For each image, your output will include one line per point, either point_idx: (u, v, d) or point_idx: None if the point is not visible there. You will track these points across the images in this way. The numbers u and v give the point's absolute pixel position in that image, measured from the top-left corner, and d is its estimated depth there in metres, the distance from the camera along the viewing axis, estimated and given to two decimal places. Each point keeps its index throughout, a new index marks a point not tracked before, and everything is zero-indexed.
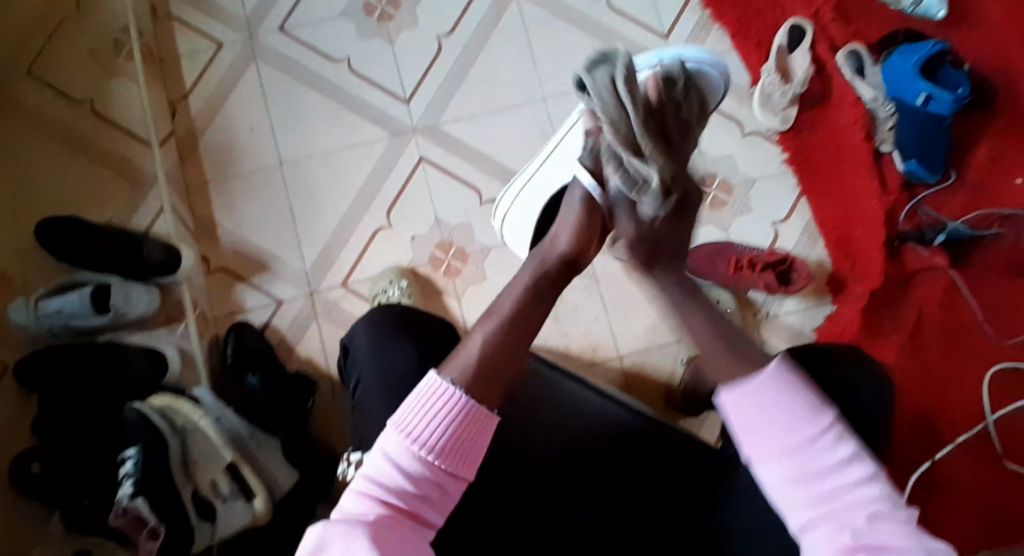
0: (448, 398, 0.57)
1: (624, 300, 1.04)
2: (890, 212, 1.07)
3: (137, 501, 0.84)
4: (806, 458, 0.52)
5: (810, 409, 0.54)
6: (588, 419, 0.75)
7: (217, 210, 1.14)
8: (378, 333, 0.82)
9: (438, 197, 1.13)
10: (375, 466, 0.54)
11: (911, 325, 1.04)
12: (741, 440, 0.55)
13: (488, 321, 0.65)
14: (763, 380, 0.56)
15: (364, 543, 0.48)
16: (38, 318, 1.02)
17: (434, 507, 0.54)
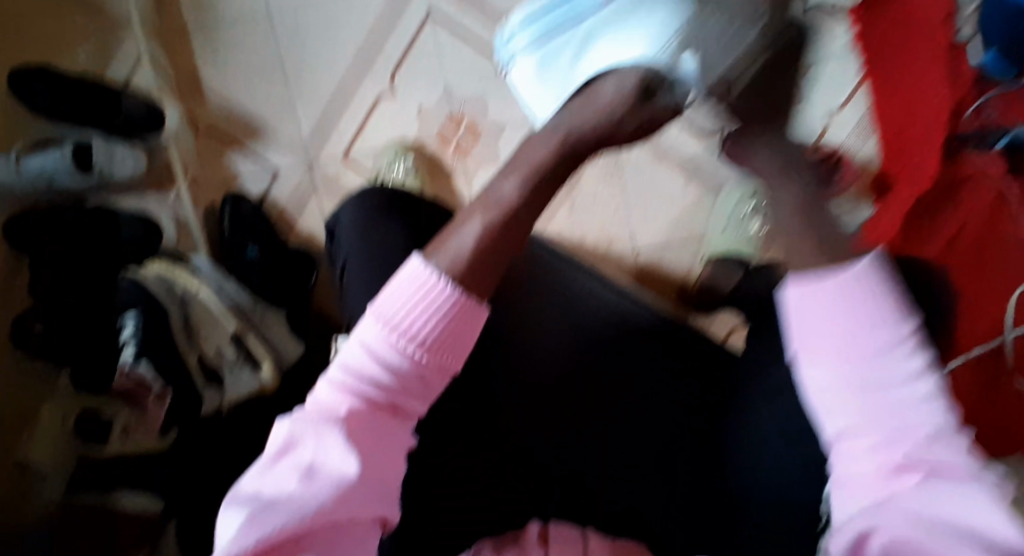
0: (435, 291, 0.44)
1: (646, 192, 0.98)
2: (956, 105, 0.92)
3: (138, 365, 0.87)
4: (873, 372, 0.40)
5: (887, 312, 0.40)
6: (603, 319, 0.69)
7: (200, 61, 1.02)
8: (363, 214, 0.72)
9: (447, 59, 0.98)
10: (352, 353, 0.45)
11: (950, 231, 0.93)
12: (800, 341, 0.42)
13: (499, 188, 0.47)
14: (835, 277, 0.41)
15: (338, 442, 0.42)
16: (20, 177, 0.95)
17: (416, 398, 0.46)
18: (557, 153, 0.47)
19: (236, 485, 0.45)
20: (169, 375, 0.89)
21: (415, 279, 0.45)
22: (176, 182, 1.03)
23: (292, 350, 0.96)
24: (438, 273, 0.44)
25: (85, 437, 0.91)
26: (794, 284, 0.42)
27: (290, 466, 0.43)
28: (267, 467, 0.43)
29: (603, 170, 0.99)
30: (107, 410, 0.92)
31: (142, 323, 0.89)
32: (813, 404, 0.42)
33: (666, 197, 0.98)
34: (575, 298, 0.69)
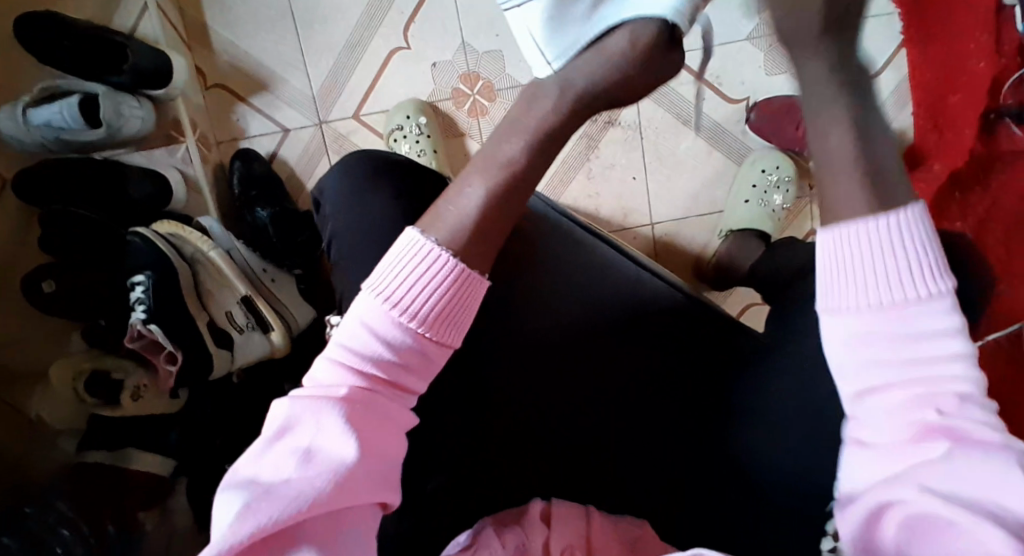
0: (437, 263, 0.49)
1: (666, 159, 0.95)
2: (995, 79, 0.89)
3: (152, 328, 0.81)
4: (906, 319, 0.44)
5: (924, 268, 0.44)
6: (613, 295, 0.67)
7: (209, 10, 0.99)
8: (350, 179, 0.71)
9: (464, 12, 0.96)
10: (353, 335, 0.48)
11: (980, 213, 0.92)
12: (831, 286, 0.46)
13: (486, 160, 0.53)
14: (877, 219, 0.45)
15: (338, 421, 0.45)
16: (28, 128, 0.91)
17: (416, 374, 0.50)
18: (537, 135, 0.52)
19: (231, 471, 0.46)
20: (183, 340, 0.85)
21: (417, 257, 0.49)
22: (185, 138, 0.98)
23: (302, 316, 0.99)
24: (435, 245, 0.49)
25: (95, 398, 0.89)
26: (829, 232, 0.47)
27: (287, 449, 0.45)
28: (264, 450, 0.46)
29: (624, 136, 0.94)
30: (115, 368, 0.91)
31: (152, 285, 0.86)
32: (832, 353, 0.46)
33: (687, 165, 0.95)
34: (588, 266, 0.68)
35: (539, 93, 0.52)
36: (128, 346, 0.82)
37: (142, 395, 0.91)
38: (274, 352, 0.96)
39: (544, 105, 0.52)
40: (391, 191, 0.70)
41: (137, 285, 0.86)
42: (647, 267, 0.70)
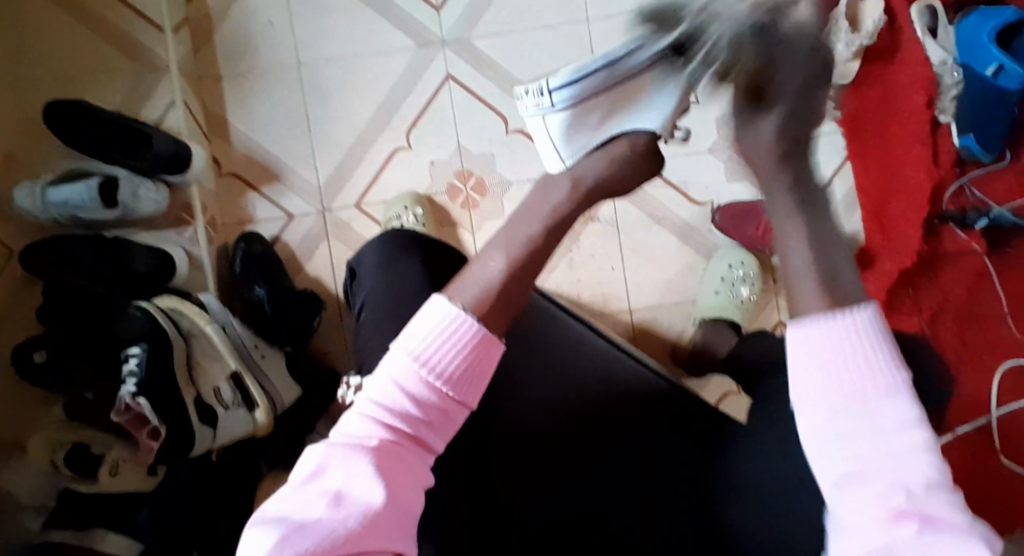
0: (460, 324, 0.53)
1: (642, 252, 1.03)
2: (935, 188, 1.02)
3: (141, 401, 0.81)
4: (868, 411, 0.44)
5: (885, 362, 0.45)
6: (597, 364, 0.74)
7: (229, 109, 1.09)
8: (388, 250, 0.82)
9: (461, 118, 1.07)
10: (382, 391, 0.52)
11: (932, 307, 1.01)
12: (797, 376, 0.46)
13: (504, 240, 0.61)
14: (841, 319, 0.46)
15: (368, 468, 0.49)
16: (45, 205, 0.97)
17: (435, 431, 0.53)
18: (546, 225, 0.62)
19: (262, 508, 0.51)
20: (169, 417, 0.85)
21: (444, 319, 0.53)
22: (194, 220, 1.05)
23: (288, 394, 1.02)
24: (461, 309, 0.53)
25: (72, 471, 0.87)
26: (795, 327, 0.48)
27: (319, 491, 0.49)
28: (298, 487, 0.50)
29: (602, 230, 1.03)
30: (96, 442, 0.88)
31: (147, 358, 0.86)
32: (810, 450, 0.46)
33: (660, 258, 1.03)
34: (564, 345, 0.75)
35: (551, 185, 0.65)
36: (114, 420, 0.82)
37: (120, 470, 0.87)
38: (256, 429, 0.98)
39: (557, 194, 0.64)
40: (421, 262, 0.79)
41: (131, 356, 0.86)
42: (626, 351, 0.78)
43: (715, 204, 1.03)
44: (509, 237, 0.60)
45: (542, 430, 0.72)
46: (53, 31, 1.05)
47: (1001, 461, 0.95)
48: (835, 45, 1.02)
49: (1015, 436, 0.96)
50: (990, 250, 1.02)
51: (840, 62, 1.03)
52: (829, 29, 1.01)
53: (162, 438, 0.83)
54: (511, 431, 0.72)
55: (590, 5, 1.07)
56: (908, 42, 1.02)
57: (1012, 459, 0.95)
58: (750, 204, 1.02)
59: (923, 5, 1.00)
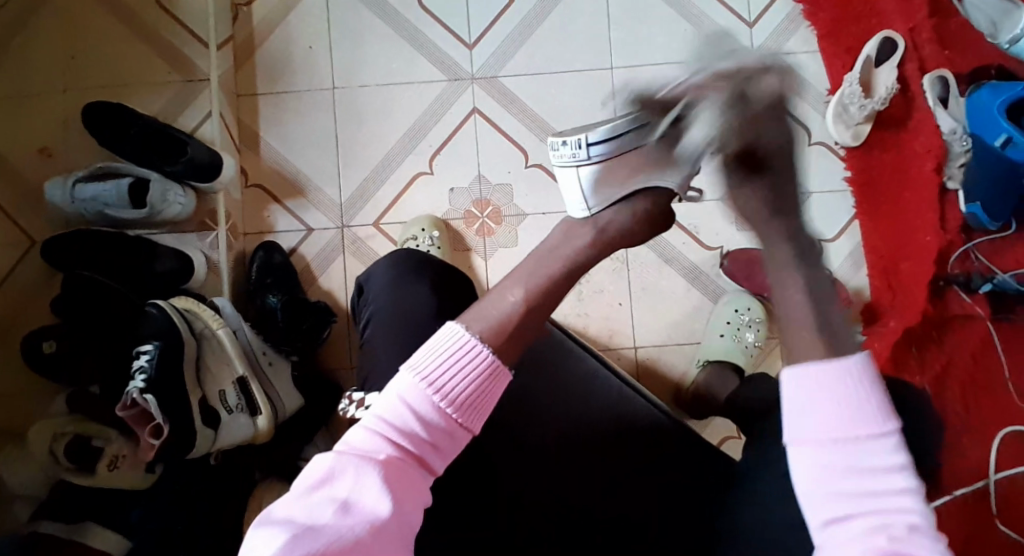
0: (473, 352, 0.55)
1: (651, 291, 1.05)
2: (943, 251, 1.04)
3: (147, 397, 0.82)
4: (861, 454, 0.45)
5: (877, 407, 0.46)
6: (600, 397, 0.75)
7: (263, 124, 1.13)
8: (399, 268, 0.82)
9: (484, 150, 1.11)
10: (389, 406, 0.53)
11: (936, 370, 1.02)
12: (790, 416, 0.47)
13: (526, 273, 0.62)
14: (839, 364, 0.47)
15: (375, 481, 0.49)
16: (74, 200, 1.01)
17: (439, 455, 0.54)
18: (567, 261, 0.64)
19: (269, 509, 0.51)
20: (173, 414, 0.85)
21: (455, 344, 0.55)
22: (218, 226, 1.08)
23: (291, 401, 1.02)
24: (474, 339, 0.55)
25: (70, 463, 0.86)
26: (790, 371, 0.49)
27: (324, 498, 0.49)
28: (304, 496, 0.50)
29: (612, 266, 1.05)
30: (97, 436, 0.88)
31: (158, 355, 0.88)
32: (799, 484, 0.46)
33: (666, 298, 1.05)
34: (573, 374, 0.76)
35: (574, 230, 0.67)
36: (119, 414, 0.83)
37: (119, 466, 0.86)
38: (256, 436, 0.97)
39: (577, 239, 0.66)
40: (429, 284, 0.81)
41: (143, 353, 0.88)
42: (634, 386, 0.77)
43: (725, 249, 1.05)
44: (529, 274, 0.62)
45: (543, 450, 0.72)
46: (103, 37, 1.10)
47: (998, 528, 0.96)
48: (848, 107, 1.06)
49: (1012, 503, 0.97)
50: (994, 315, 1.03)
51: (852, 123, 1.07)
52: (841, 91, 1.06)
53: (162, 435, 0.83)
54: (514, 450, 0.72)
55: (615, 53, 1.12)
56: (919, 111, 1.06)
57: (1010, 527, 0.96)
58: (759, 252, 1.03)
59: (936, 74, 1.04)
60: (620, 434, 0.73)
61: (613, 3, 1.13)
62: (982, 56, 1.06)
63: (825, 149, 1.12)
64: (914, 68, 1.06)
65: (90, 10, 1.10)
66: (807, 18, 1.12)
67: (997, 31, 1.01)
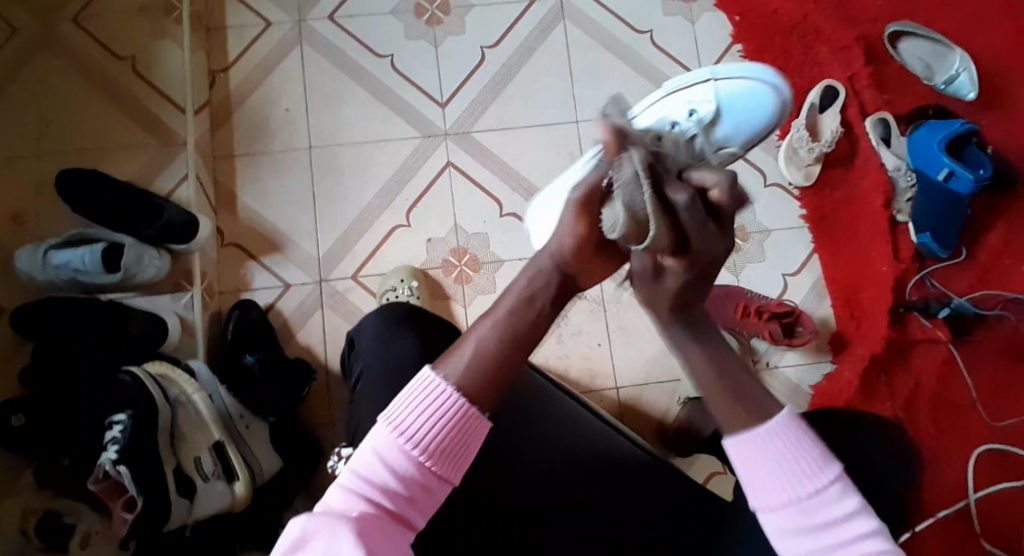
0: (441, 397, 0.51)
1: (628, 331, 1.08)
2: (900, 280, 1.09)
3: (121, 469, 0.78)
4: (812, 512, 0.47)
5: (813, 460, 0.48)
6: (587, 439, 0.75)
7: (239, 185, 1.15)
8: (386, 323, 0.81)
9: (459, 202, 1.14)
10: (363, 460, 0.50)
11: (907, 393, 1.06)
12: (746, 491, 0.49)
13: (489, 316, 0.55)
14: (768, 429, 0.49)
15: (349, 540, 0.46)
16: (46, 267, 0.99)
17: (419, 509, 0.51)
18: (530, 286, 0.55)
19: None
20: (147, 487, 0.81)
21: (424, 389, 0.51)
22: (193, 286, 1.07)
23: (270, 466, 1.00)
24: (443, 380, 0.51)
25: (42, 542, 0.82)
26: (732, 443, 0.50)
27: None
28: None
29: (589, 307, 1.08)
30: (69, 511, 0.85)
31: (132, 425, 0.84)
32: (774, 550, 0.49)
33: (643, 337, 1.08)
34: (558, 420, 0.76)
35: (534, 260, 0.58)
36: (92, 487, 0.79)
37: (91, 542, 0.84)
38: (232, 504, 0.94)
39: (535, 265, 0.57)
40: (414, 338, 0.79)
41: (115, 424, 0.84)
42: (613, 424, 0.79)
43: None
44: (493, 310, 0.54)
45: (538, 487, 0.72)
46: (78, 106, 1.12)
47: (983, 546, 1.00)
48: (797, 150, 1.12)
49: (994, 522, 1.00)
50: (953, 338, 1.08)
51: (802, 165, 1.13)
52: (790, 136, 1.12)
53: (136, 509, 0.79)
54: (509, 492, 0.72)
55: (580, 107, 1.18)
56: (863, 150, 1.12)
57: (993, 544, 1.00)
58: (728, 288, 1.08)
59: (876, 117, 1.11)
60: (610, 473, 0.73)
61: (575, 62, 1.20)
62: (919, 98, 1.14)
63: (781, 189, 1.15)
64: (856, 111, 1.13)
65: (66, 80, 1.12)
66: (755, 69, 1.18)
67: (932, 74, 1.14)
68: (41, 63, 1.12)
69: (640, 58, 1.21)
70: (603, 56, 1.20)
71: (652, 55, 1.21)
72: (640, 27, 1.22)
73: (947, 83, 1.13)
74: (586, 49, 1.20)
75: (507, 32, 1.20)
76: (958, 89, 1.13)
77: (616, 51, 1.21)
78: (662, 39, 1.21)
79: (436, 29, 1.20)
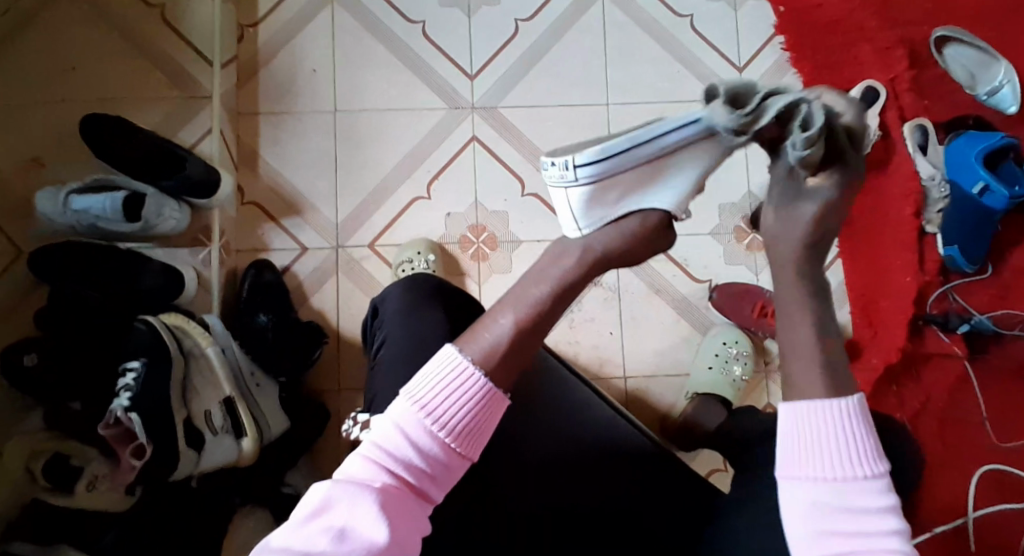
0: (466, 378, 0.51)
1: (642, 322, 1.07)
2: (921, 291, 1.07)
3: (132, 415, 0.79)
4: (851, 493, 0.47)
5: (868, 450, 0.48)
6: (594, 435, 0.74)
7: (261, 143, 1.14)
8: (412, 295, 0.81)
9: (482, 178, 1.13)
10: (385, 434, 0.49)
11: (916, 406, 1.06)
12: (789, 452, 0.49)
13: (513, 300, 0.56)
14: (839, 404, 0.49)
15: (371, 508, 0.46)
16: (65, 211, 0.98)
17: (438, 484, 0.51)
18: (556, 287, 0.57)
19: (264, 540, 0.47)
20: (157, 438, 0.82)
21: (450, 369, 0.52)
22: (210, 243, 1.08)
23: (276, 423, 1.00)
24: (470, 362, 0.52)
25: (48, 483, 0.81)
26: (792, 404, 0.51)
27: (321, 528, 0.46)
28: (299, 526, 0.46)
29: (603, 295, 1.07)
30: (76, 455, 0.83)
31: (144, 374, 0.85)
32: (796, 520, 0.48)
33: (655, 329, 1.08)
34: (572, 404, 0.76)
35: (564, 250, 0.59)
36: (101, 432, 0.80)
37: (97, 488, 0.82)
38: (238, 460, 0.95)
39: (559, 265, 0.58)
40: (442, 311, 0.79)
41: (130, 370, 0.85)
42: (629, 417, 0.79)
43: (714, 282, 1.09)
44: (520, 296, 0.56)
45: (540, 475, 0.72)
46: (108, 53, 1.11)
47: None
48: None
49: (992, 542, 1.00)
50: (969, 355, 1.07)
51: None
52: None
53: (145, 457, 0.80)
54: (511, 475, 0.72)
55: (611, 91, 1.16)
56: (898, 155, 1.09)
57: None
58: (748, 287, 1.07)
59: (915, 123, 1.08)
60: (611, 469, 0.73)
61: (610, 44, 1.17)
62: (958, 108, 1.12)
63: None
64: (893, 117, 1.10)
65: (97, 23, 1.11)
66: (794, 64, 1.17)
67: (975, 83, 1.09)
68: (69, 4, 1.11)
69: (676, 44, 1.18)
70: (638, 39, 1.17)
71: (690, 41, 1.18)
72: (680, 12, 1.18)
73: (990, 94, 1.09)
74: (621, 31, 1.17)
75: (543, 7, 1.17)
76: (1000, 101, 1.09)
77: (653, 35, 1.17)
78: (701, 26, 1.18)
79: None
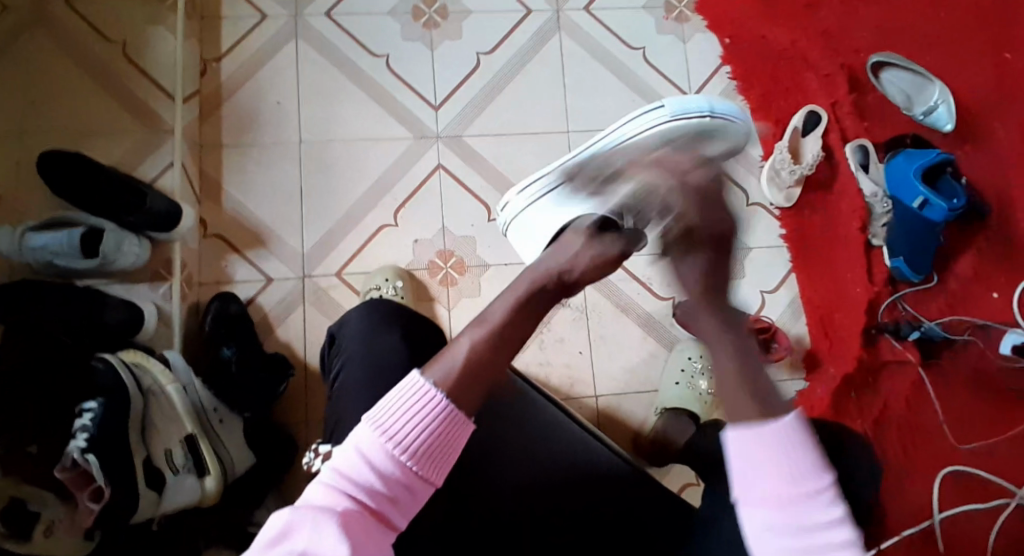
0: (427, 401, 0.50)
1: (609, 340, 1.09)
2: (873, 302, 1.13)
3: (89, 457, 0.76)
4: (803, 513, 0.41)
5: (811, 461, 0.42)
6: (567, 450, 0.75)
7: (226, 175, 1.13)
8: (375, 318, 0.81)
9: (448, 204, 1.15)
10: (345, 457, 0.48)
11: (876, 412, 1.10)
12: (737, 478, 0.43)
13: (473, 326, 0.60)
14: (772, 423, 0.43)
15: (335, 531, 0.43)
16: (23, 249, 0.95)
17: (400, 510, 0.49)
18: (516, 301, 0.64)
19: None
20: (116, 477, 0.79)
21: (412, 391, 0.51)
22: (171, 278, 1.06)
23: (241, 461, 0.98)
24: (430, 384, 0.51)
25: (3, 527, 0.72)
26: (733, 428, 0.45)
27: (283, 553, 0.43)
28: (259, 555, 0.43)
29: (572, 315, 1.09)
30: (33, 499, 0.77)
31: (102, 414, 0.82)
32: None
33: (622, 346, 1.09)
34: (540, 423, 0.76)
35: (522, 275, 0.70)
36: (56, 476, 0.75)
37: (55, 532, 0.76)
38: (201, 500, 0.92)
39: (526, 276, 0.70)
40: (399, 334, 0.80)
41: (86, 411, 0.82)
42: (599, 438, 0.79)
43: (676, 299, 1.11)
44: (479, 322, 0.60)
45: (520, 491, 0.72)
46: (65, 88, 1.10)
47: None
48: (780, 172, 1.16)
49: (957, 541, 1.03)
50: (922, 361, 1.11)
51: (783, 186, 1.17)
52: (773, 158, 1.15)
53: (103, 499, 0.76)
54: (491, 491, 0.72)
55: (572, 119, 1.20)
56: (843, 175, 1.16)
57: None
58: None
59: (856, 144, 1.14)
60: (587, 481, 0.73)
61: (569, 74, 1.21)
62: (897, 128, 1.19)
63: (762, 209, 1.19)
64: (837, 137, 1.17)
65: (55, 58, 1.10)
66: (741, 91, 1.22)
67: (911, 104, 1.17)
68: (27, 41, 1.10)
69: (632, 74, 1.23)
70: (595, 69, 1.22)
71: (644, 72, 1.23)
72: (633, 44, 1.24)
73: (926, 114, 1.17)
74: (579, 61, 1.22)
75: (504, 39, 1.21)
76: (936, 120, 1.17)
77: (609, 66, 1.23)
78: (654, 57, 1.24)
79: (433, 33, 1.20)
